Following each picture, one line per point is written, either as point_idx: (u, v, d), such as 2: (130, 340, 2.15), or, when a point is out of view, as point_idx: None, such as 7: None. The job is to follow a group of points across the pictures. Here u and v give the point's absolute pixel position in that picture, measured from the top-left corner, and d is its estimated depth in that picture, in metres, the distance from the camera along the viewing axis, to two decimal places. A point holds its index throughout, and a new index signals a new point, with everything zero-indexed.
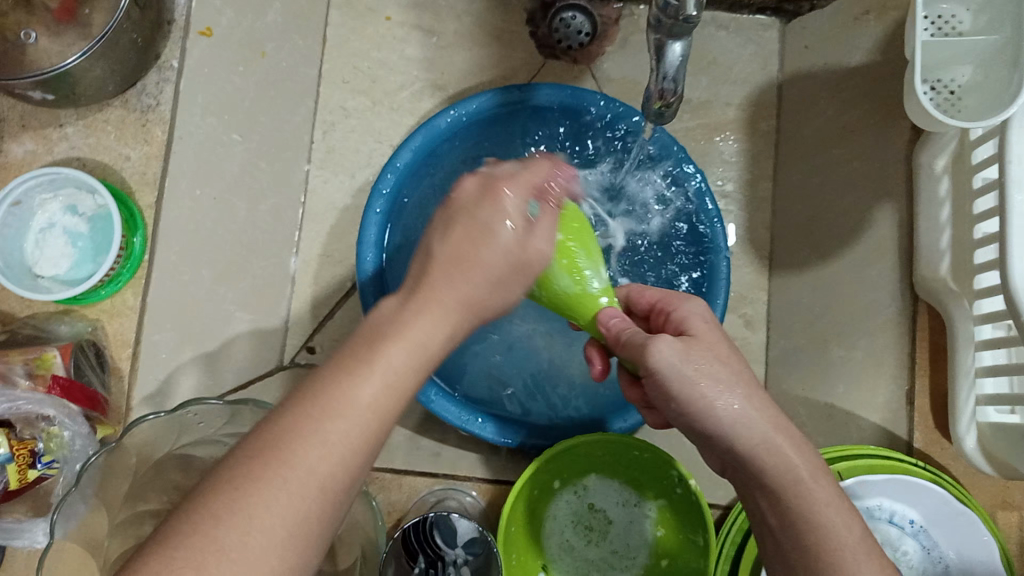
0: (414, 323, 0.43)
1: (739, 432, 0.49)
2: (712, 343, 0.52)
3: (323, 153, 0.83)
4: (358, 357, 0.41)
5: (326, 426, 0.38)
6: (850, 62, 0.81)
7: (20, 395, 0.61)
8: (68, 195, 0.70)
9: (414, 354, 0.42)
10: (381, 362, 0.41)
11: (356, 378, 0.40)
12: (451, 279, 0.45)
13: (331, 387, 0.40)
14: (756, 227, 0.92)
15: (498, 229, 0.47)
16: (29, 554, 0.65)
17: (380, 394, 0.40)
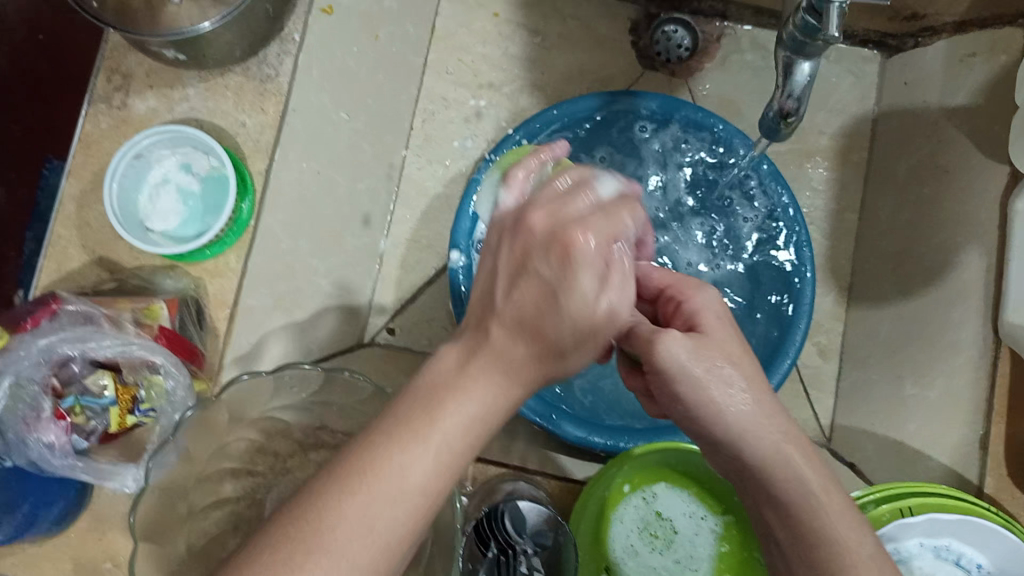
0: (480, 377, 0.40)
1: (748, 442, 0.47)
2: (723, 340, 0.49)
3: (421, 140, 0.88)
4: (422, 406, 0.39)
5: (388, 476, 0.37)
6: (951, 103, 0.81)
7: (134, 340, 0.61)
8: (184, 154, 0.73)
9: (467, 422, 0.39)
10: (443, 418, 0.38)
11: (421, 426, 0.38)
12: (499, 337, 0.40)
13: (394, 433, 0.38)
14: (838, 256, 0.95)
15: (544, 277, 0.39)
16: (112, 500, 0.66)
17: (444, 443, 0.38)
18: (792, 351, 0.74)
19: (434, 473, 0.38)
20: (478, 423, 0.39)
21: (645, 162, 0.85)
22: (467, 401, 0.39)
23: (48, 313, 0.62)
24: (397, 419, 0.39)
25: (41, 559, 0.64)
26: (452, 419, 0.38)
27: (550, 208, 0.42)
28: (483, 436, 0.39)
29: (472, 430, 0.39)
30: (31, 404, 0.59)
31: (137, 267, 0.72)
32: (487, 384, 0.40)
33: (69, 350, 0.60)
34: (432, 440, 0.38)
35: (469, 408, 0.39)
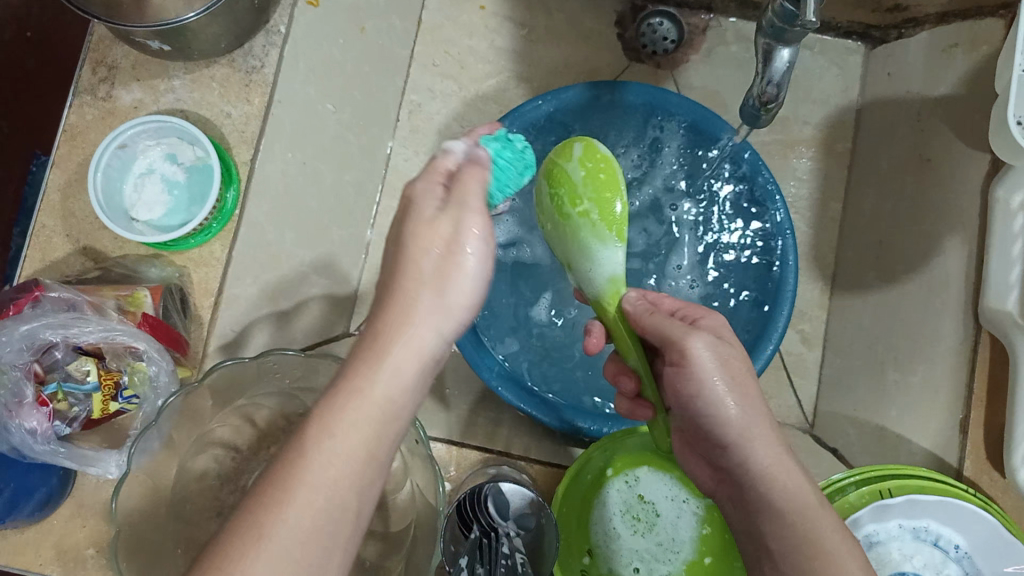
0: (348, 428, 0.39)
1: (754, 445, 0.52)
2: (737, 353, 0.55)
3: (407, 131, 0.92)
4: (299, 447, 0.39)
5: (280, 525, 0.36)
6: (934, 94, 0.81)
7: (116, 326, 0.61)
8: (170, 144, 0.73)
9: (342, 467, 0.38)
10: (318, 461, 0.38)
11: (303, 470, 0.38)
12: (366, 365, 0.41)
13: (269, 490, 0.37)
14: (823, 245, 0.96)
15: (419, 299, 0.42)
16: (95, 487, 0.67)
17: (317, 503, 0.37)
18: (774, 337, 0.75)
19: (313, 522, 0.37)
20: (354, 463, 0.39)
21: (636, 150, 0.85)
22: (338, 438, 0.39)
23: (31, 300, 0.62)
24: (270, 477, 0.38)
25: (24, 546, 0.65)
26: (324, 462, 0.38)
27: (402, 217, 0.44)
28: (364, 474, 0.39)
29: (351, 464, 0.39)
30: (13, 391, 0.60)
31: (120, 255, 0.72)
32: (361, 426, 0.39)
33: (51, 336, 0.60)
34: (309, 485, 0.37)
35: (342, 454, 0.39)
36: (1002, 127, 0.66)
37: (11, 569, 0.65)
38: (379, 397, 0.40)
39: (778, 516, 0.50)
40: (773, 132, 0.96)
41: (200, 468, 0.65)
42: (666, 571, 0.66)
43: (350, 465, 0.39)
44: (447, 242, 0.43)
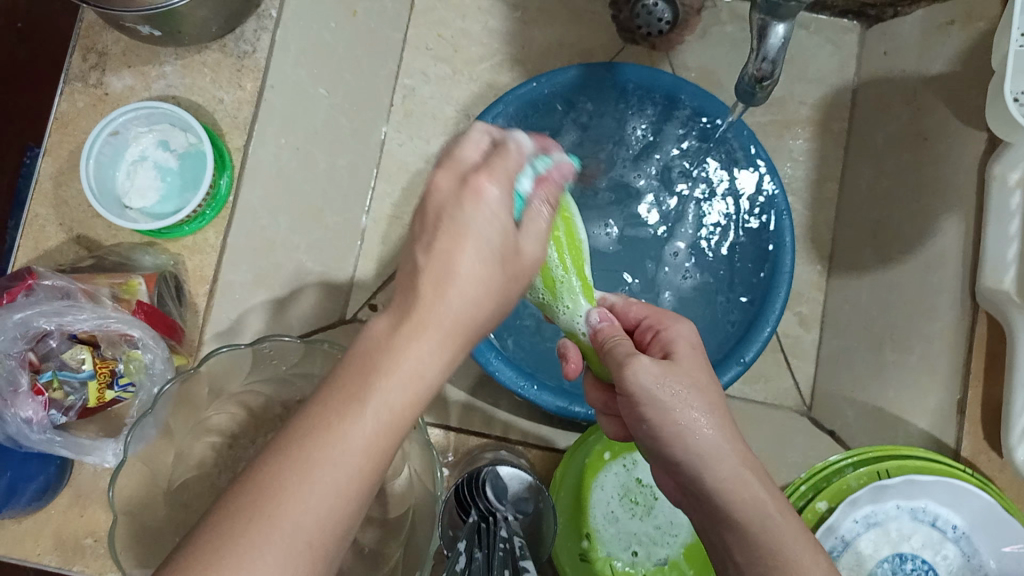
0: (411, 338, 0.39)
1: (708, 463, 0.48)
2: (690, 368, 0.52)
3: (401, 116, 0.92)
4: (353, 380, 0.38)
5: (326, 458, 0.36)
6: (930, 71, 0.81)
7: (111, 314, 0.62)
8: (161, 131, 0.73)
9: (409, 386, 0.39)
10: (367, 397, 0.38)
11: (353, 403, 0.37)
12: (429, 289, 0.40)
13: (318, 420, 0.37)
14: (820, 226, 0.95)
15: (470, 219, 0.40)
16: (92, 475, 0.67)
17: (378, 413, 0.37)
18: (771, 319, 0.75)
19: (360, 459, 0.37)
20: (418, 373, 0.39)
21: (633, 131, 0.85)
22: (394, 380, 0.38)
23: (25, 288, 0.62)
24: (317, 405, 0.38)
25: (22, 535, 0.65)
26: (380, 400, 0.38)
27: (450, 162, 0.42)
28: (405, 423, 0.39)
29: (399, 410, 0.38)
30: (9, 380, 0.60)
31: (114, 243, 0.72)
32: (417, 359, 0.39)
33: (46, 324, 0.60)
34: (373, 400, 0.38)
35: (395, 397, 0.38)
36: (999, 105, 0.65)
37: (10, 558, 0.65)
38: (426, 349, 0.39)
39: (744, 527, 0.46)
40: (769, 113, 0.96)
41: (199, 455, 0.65)
42: (665, 553, 0.67)
43: (395, 407, 0.38)
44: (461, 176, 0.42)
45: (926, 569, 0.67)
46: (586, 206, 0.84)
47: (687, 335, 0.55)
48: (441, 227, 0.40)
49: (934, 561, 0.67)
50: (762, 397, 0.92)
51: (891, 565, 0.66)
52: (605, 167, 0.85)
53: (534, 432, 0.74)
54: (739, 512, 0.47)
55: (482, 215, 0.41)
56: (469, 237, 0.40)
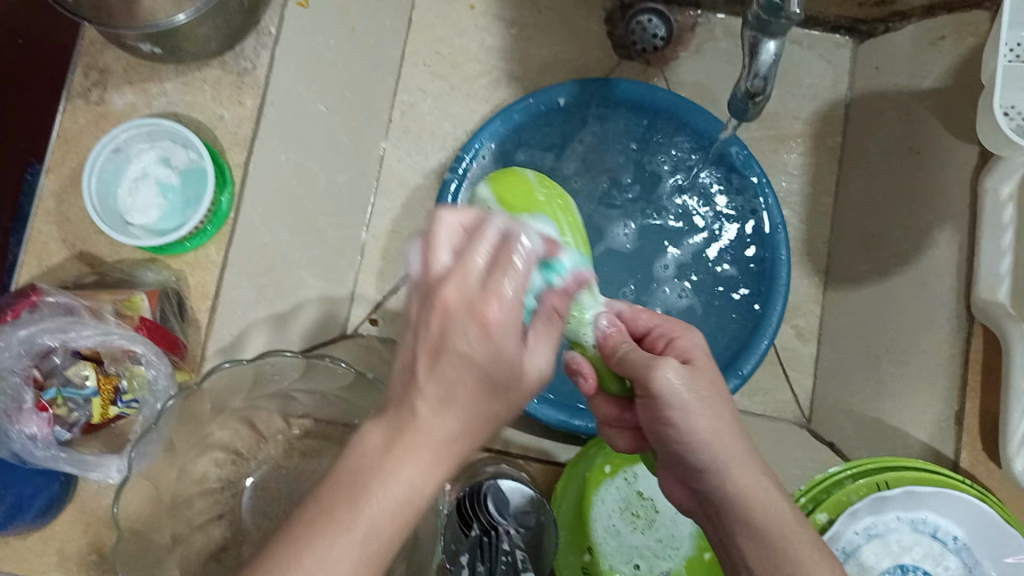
0: (407, 456, 0.38)
1: (731, 468, 0.50)
2: (708, 373, 0.53)
3: (400, 132, 0.93)
4: (352, 477, 0.38)
5: (329, 554, 0.36)
6: (922, 87, 0.82)
7: (114, 330, 0.62)
8: (164, 148, 0.73)
9: (395, 502, 0.38)
10: (372, 492, 0.37)
11: (350, 502, 0.37)
12: (426, 409, 0.39)
13: (323, 513, 0.37)
14: (815, 239, 0.96)
15: (467, 348, 0.39)
16: (95, 493, 0.67)
17: (369, 536, 0.37)
18: (769, 332, 0.76)
19: (365, 554, 0.37)
20: (410, 493, 0.38)
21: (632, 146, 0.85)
22: (398, 478, 0.38)
23: (29, 305, 0.62)
24: (323, 496, 0.38)
25: (25, 553, 0.65)
26: (383, 496, 0.38)
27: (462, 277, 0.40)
28: (410, 514, 0.38)
29: (401, 502, 0.38)
30: (12, 397, 0.60)
31: (117, 260, 0.72)
32: (416, 471, 0.38)
33: (50, 340, 0.60)
34: (364, 518, 0.37)
35: (395, 490, 0.38)
36: (990, 120, 0.66)
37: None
38: (426, 444, 0.39)
39: (767, 539, 0.48)
40: (764, 127, 0.97)
41: (201, 471, 0.66)
42: (668, 567, 0.67)
43: (397, 503, 0.38)
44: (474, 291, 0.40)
45: None
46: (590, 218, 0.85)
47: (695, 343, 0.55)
48: (434, 321, 0.39)
49: (934, 572, 0.67)
50: (761, 410, 0.92)
51: None
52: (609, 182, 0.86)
53: (536, 447, 0.75)
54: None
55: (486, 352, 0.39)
56: (459, 352, 0.39)
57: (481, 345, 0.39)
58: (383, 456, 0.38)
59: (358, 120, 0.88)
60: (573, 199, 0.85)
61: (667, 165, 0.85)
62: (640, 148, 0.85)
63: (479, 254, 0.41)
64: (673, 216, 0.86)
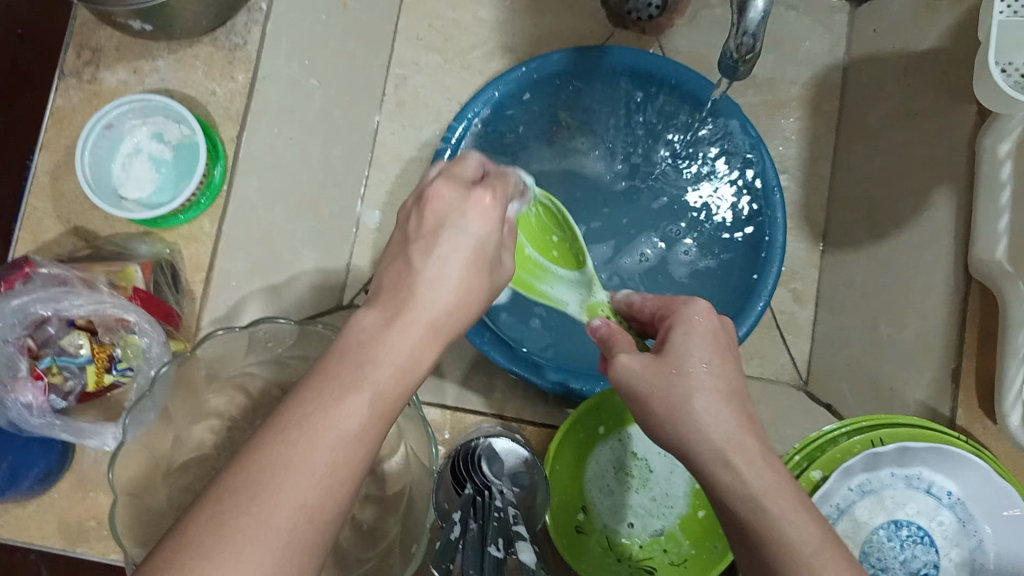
0: (404, 332, 0.42)
1: (730, 448, 0.47)
2: (687, 352, 0.50)
3: (394, 105, 0.94)
4: (354, 349, 0.41)
5: (351, 395, 0.39)
6: (920, 48, 0.81)
7: (105, 300, 0.62)
8: (156, 123, 0.74)
9: (398, 367, 0.41)
10: (373, 364, 0.40)
11: (349, 377, 0.40)
12: (420, 287, 0.44)
13: (328, 383, 0.39)
14: (813, 205, 0.96)
15: (467, 225, 0.46)
16: (94, 462, 0.68)
17: (376, 392, 0.40)
18: (764, 295, 0.75)
19: (362, 419, 0.39)
20: (409, 360, 0.42)
21: (632, 107, 0.84)
22: (388, 350, 0.41)
23: (22, 276, 0.63)
24: (326, 370, 0.40)
25: (25, 520, 0.66)
26: (379, 369, 0.40)
27: (447, 172, 0.48)
28: (409, 380, 0.42)
29: (402, 367, 0.41)
30: (8, 365, 0.60)
31: (112, 235, 0.73)
32: (412, 338, 0.42)
33: (43, 310, 0.61)
34: (368, 383, 0.40)
35: (393, 363, 0.41)
36: (984, 77, 0.65)
37: (15, 542, 0.67)
38: (426, 309, 0.43)
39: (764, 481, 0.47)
40: (760, 94, 0.96)
41: None
42: (661, 525, 0.68)
43: (395, 369, 0.41)
44: (455, 199, 0.46)
45: (921, 535, 0.68)
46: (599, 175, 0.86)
47: (695, 318, 0.52)
48: (444, 235, 0.45)
49: (930, 528, 0.68)
50: (759, 375, 0.92)
51: (886, 532, 0.68)
52: (614, 135, 0.85)
53: (532, 412, 0.75)
54: (729, 473, 0.46)
55: (477, 221, 0.46)
56: (456, 235, 0.45)
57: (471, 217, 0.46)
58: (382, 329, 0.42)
59: (351, 94, 0.88)
60: (583, 155, 0.86)
61: (668, 124, 0.84)
62: (640, 108, 0.84)
63: (438, 199, 0.46)
64: (678, 175, 0.85)
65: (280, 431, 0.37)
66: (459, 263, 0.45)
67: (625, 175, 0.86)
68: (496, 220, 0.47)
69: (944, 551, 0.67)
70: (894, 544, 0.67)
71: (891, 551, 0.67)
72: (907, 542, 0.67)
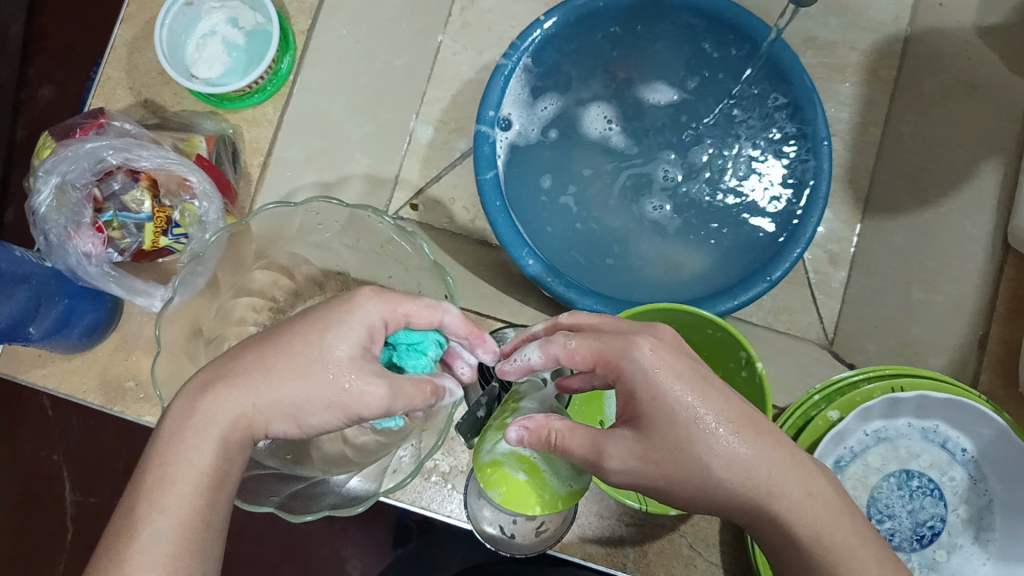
0: (187, 444, 0.45)
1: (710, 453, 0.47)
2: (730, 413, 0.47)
3: (458, 26, 0.88)
4: (141, 472, 0.46)
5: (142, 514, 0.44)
6: (985, 23, 0.81)
7: (172, 157, 0.65)
8: (232, 9, 0.76)
9: (183, 474, 0.45)
10: (157, 480, 0.45)
11: (136, 501, 0.44)
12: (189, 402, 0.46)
13: (125, 509, 0.45)
14: (859, 169, 0.95)
15: (264, 361, 0.47)
16: (139, 322, 0.72)
17: (165, 502, 0.44)
18: (803, 241, 0.73)
19: (162, 530, 0.44)
20: (205, 457, 0.45)
21: (698, 46, 0.83)
22: (180, 457, 0.45)
23: (97, 127, 0.66)
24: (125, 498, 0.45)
25: (71, 370, 0.71)
26: (169, 480, 0.45)
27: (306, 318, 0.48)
28: (208, 477, 0.45)
29: (194, 471, 0.45)
30: (74, 212, 0.63)
31: (179, 110, 0.76)
32: (198, 450, 0.45)
33: (113, 157, 0.63)
34: (149, 495, 0.44)
35: (186, 468, 0.45)
36: None
37: (59, 392, 0.71)
38: (191, 448, 0.45)
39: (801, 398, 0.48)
40: (819, 56, 0.97)
41: (239, 314, 0.70)
42: None
43: (167, 509, 0.44)
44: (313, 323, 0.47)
45: (932, 488, 0.69)
46: (663, 108, 0.87)
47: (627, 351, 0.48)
48: (234, 362, 0.47)
49: (941, 481, 0.69)
50: (783, 330, 0.92)
51: (896, 480, 0.70)
52: (681, 69, 0.85)
53: None
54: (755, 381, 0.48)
55: (292, 354, 0.46)
56: (246, 386, 0.46)
57: (266, 356, 0.47)
58: (159, 452, 0.46)
59: None
60: (647, 83, 0.86)
61: (732, 67, 0.82)
62: (706, 49, 0.83)
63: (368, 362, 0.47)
64: (740, 120, 0.84)
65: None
66: (256, 389, 0.46)
67: (688, 108, 0.87)
68: (307, 357, 0.46)
69: (952, 506, 0.69)
70: (902, 493, 0.69)
71: (899, 499, 0.69)
72: (916, 493, 0.69)
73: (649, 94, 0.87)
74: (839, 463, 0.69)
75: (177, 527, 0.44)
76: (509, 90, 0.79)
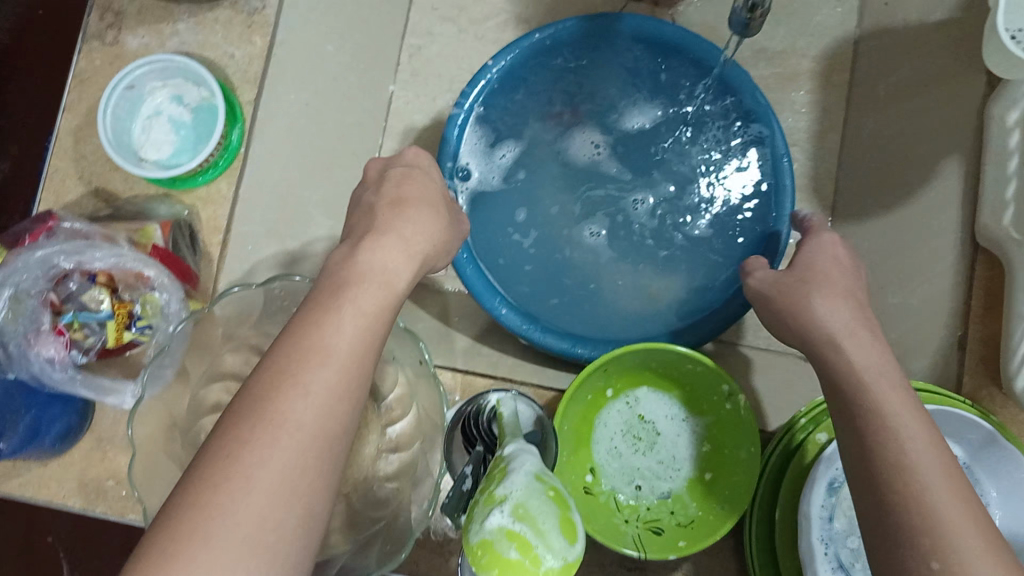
0: (305, 363, 0.41)
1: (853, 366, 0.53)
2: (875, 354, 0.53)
3: (408, 74, 0.85)
4: (247, 418, 0.40)
5: (268, 437, 0.39)
6: (931, 20, 0.81)
7: (126, 254, 0.64)
8: (176, 86, 0.75)
9: (311, 395, 0.41)
10: (277, 405, 0.40)
11: (246, 430, 0.39)
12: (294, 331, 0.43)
13: (230, 442, 0.39)
14: (822, 176, 0.95)
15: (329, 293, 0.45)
16: (112, 418, 0.70)
17: (296, 428, 0.40)
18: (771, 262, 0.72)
19: (291, 455, 0.39)
20: (329, 386, 0.41)
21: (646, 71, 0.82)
22: (305, 379, 0.41)
23: (46, 230, 0.65)
24: (229, 433, 0.40)
25: (47, 475, 0.69)
26: (294, 406, 0.40)
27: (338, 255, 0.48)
28: (333, 399, 0.41)
29: (321, 397, 0.41)
30: (31, 319, 0.62)
31: (131, 196, 0.76)
32: (322, 372, 0.42)
33: (65, 262, 0.63)
34: (269, 424, 0.39)
35: (312, 388, 0.41)
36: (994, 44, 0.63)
37: (37, 500, 0.69)
38: (314, 366, 0.41)
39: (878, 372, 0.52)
40: (771, 67, 0.97)
41: None
42: (668, 488, 0.70)
43: (299, 428, 0.40)
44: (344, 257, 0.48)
45: None
46: (617, 138, 0.85)
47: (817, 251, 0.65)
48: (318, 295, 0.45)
49: None
50: None
51: None
52: (631, 94, 0.84)
53: (547, 371, 0.77)
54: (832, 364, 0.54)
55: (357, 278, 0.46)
56: (336, 308, 0.44)
57: (335, 287, 0.46)
58: (271, 380, 0.41)
59: None
60: (598, 113, 0.85)
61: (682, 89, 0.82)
62: (654, 75, 0.83)
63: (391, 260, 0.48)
64: (695, 142, 0.83)
65: (160, 546, 0.36)
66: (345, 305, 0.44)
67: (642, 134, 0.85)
68: (359, 275, 0.46)
69: None
70: None
71: None
72: None
73: (601, 122, 0.85)
74: (833, 486, 0.66)
75: (306, 452, 0.39)
76: (465, 139, 0.80)
